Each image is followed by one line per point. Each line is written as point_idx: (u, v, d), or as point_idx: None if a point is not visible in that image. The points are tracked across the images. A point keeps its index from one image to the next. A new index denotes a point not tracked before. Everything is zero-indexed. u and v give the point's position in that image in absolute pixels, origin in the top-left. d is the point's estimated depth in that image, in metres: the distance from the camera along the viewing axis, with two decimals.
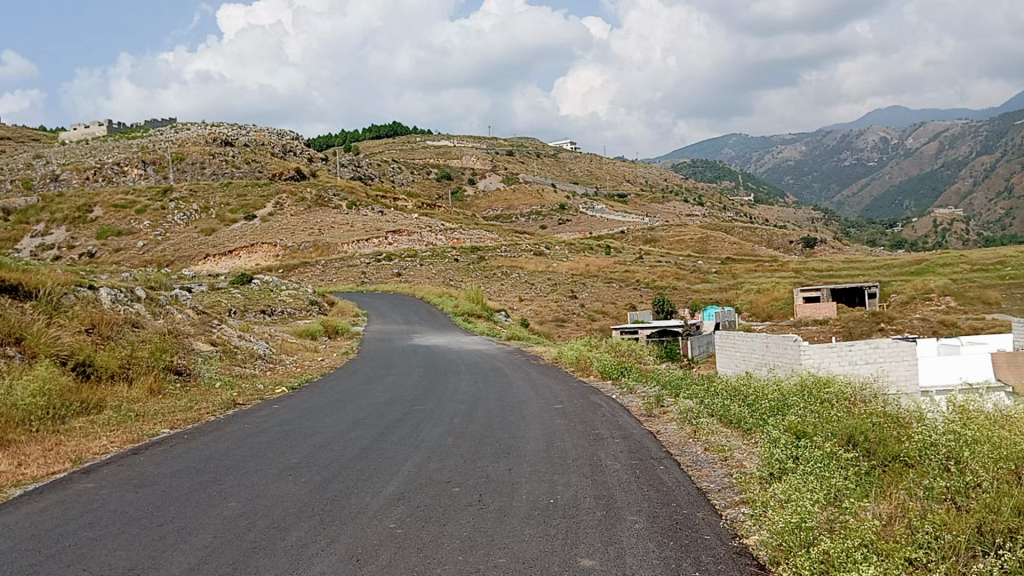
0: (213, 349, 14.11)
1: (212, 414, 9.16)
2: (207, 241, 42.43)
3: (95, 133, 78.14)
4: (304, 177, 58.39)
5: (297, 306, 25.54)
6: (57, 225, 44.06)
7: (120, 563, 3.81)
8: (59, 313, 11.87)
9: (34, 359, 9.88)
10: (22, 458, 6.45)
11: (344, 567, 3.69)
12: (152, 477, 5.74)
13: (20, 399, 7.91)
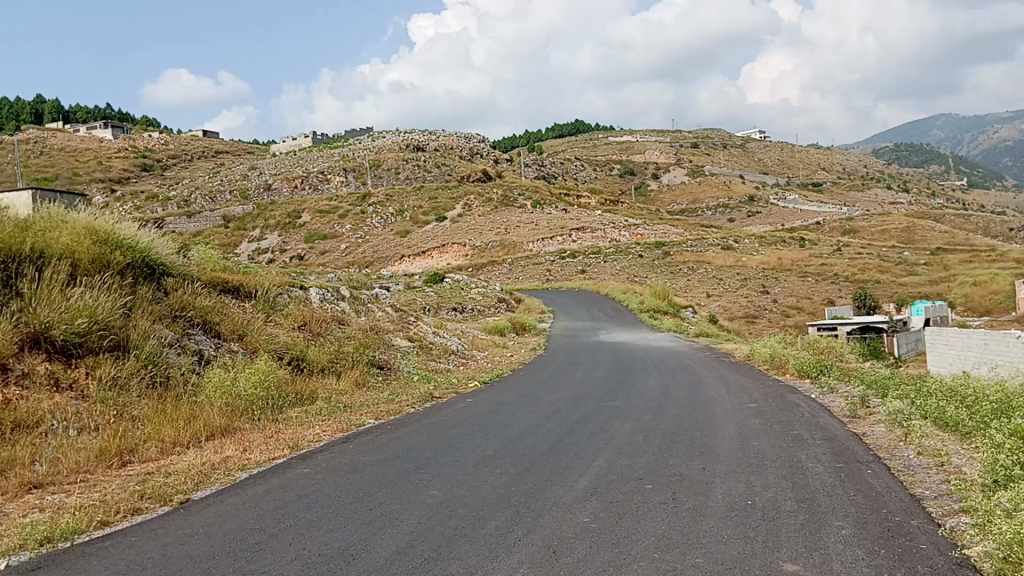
0: (410, 344, 14.88)
1: (411, 406, 9.66)
2: (403, 243, 44.63)
3: (303, 145, 84.43)
4: (491, 178, 59.98)
5: (487, 303, 26.34)
6: (270, 230, 47.96)
7: (334, 544, 4.10)
8: (276, 311, 12.97)
9: (255, 353, 10.85)
10: (247, 444, 7.11)
11: (542, 558, 3.77)
12: (360, 464, 6.12)
13: (243, 390, 8.72)
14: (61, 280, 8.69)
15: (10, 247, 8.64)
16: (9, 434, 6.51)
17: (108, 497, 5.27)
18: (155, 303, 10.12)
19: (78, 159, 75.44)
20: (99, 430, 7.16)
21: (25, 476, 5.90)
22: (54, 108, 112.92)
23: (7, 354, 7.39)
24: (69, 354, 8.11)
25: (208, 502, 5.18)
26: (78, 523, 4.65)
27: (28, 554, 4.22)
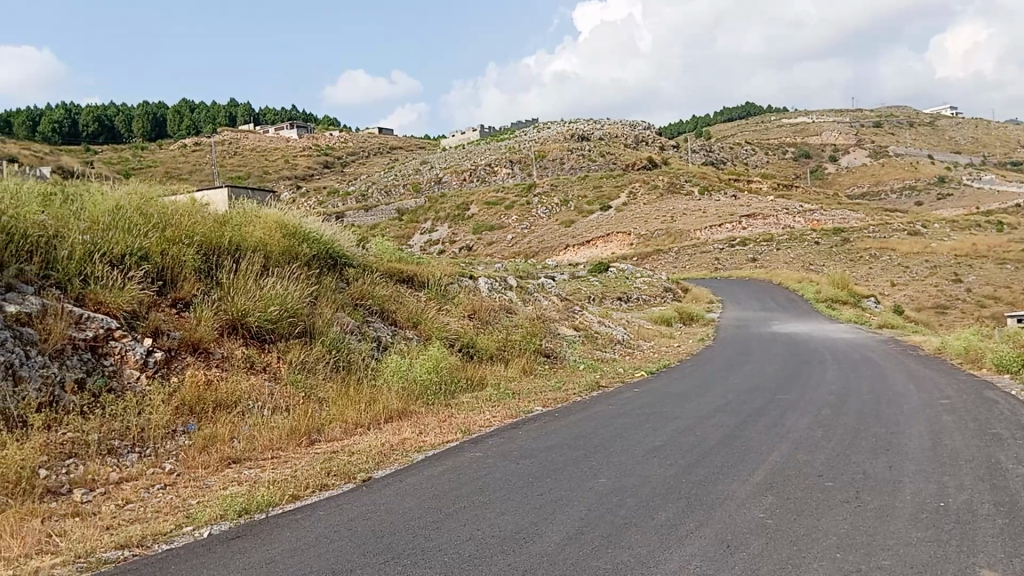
0: (576, 333, 15.00)
1: (578, 394, 9.74)
2: (568, 233, 44.77)
3: (470, 139, 86.62)
4: (657, 165, 58.90)
5: (652, 293, 26.05)
6: (441, 223, 49.59)
7: (506, 526, 4.20)
8: (447, 299, 13.45)
9: (429, 340, 11.30)
10: (423, 427, 7.41)
11: (716, 551, 3.71)
12: (531, 450, 6.23)
13: (418, 375, 9.14)
14: (255, 271, 9.39)
15: (212, 240, 9.42)
16: (212, 413, 7.14)
17: (298, 473, 5.66)
18: (338, 293, 10.75)
19: (268, 158, 81.04)
20: (289, 411, 7.69)
21: (225, 451, 6.44)
22: (245, 112, 121.87)
23: (208, 339, 8.08)
24: (263, 340, 8.77)
25: (388, 481, 5.46)
26: (272, 497, 5.02)
27: (228, 524, 4.61)
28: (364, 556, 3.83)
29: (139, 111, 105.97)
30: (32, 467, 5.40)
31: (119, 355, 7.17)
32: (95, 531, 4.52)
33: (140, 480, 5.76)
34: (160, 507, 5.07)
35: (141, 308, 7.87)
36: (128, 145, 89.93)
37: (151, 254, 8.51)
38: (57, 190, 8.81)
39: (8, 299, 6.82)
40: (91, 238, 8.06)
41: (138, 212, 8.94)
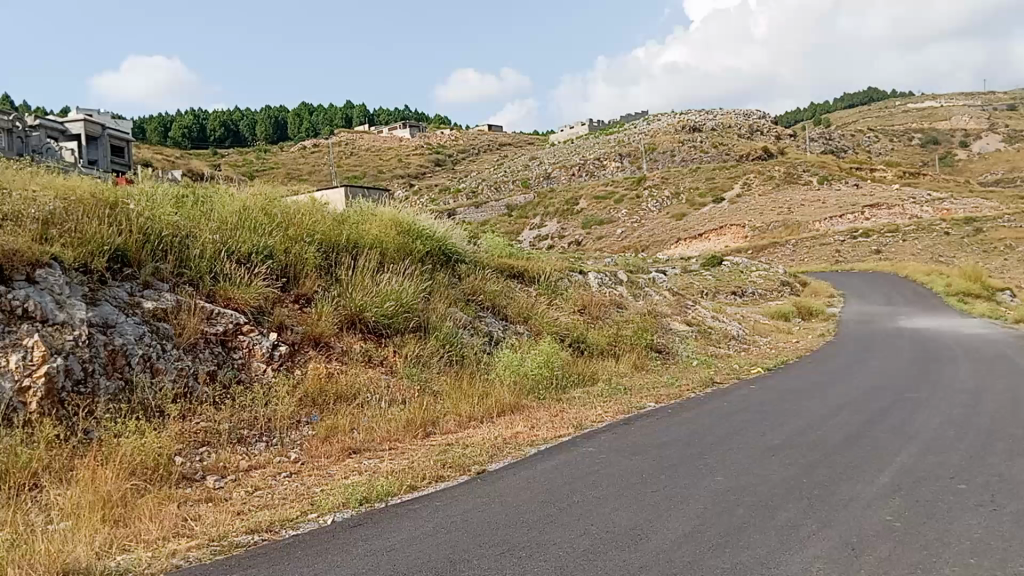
0: (689, 328, 14.79)
1: (692, 390, 9.61)
2: (680, 226, 44.04)
3: (579, 133, 86.39)
4: (774, 154, 57.06)
5: (769, 287, 25.34)
6: (550, 218, 49.72)
7: (621, 522, 4.19)
8: (559, 295, 13.50)
9: (540, 335, 11.38)
10: (535, 421, 7.47)
11: (839, 554, 3.58)
12: (645, 446, 6.19)
13: (530, 369, 9.22)
14: (372, 267, 9.68)
15: (331, 238, 9.76)
16: (333, 405, 7.42)
17: (414, 464, 5.81)
18: (451, 288, 10.96)
19: (382, 157, 83.31)
20: (405, 403, 7.90)
21: (346, 442, 6.69)
22: (361, 113, 125.62)
23: (329, 334, 8.39)
24: (380, 334, 9.04)
25: (502, 473, 5.54)
26: (390, 487, 5.17)
27: (350, 511, 4.79)
28: (480, 547, 3.90)
29: (262, 115, 110.93)
30: (170, 454, 5.75)
31: (247, 348, 7.54)
32: (226, 516, 4.78)
33: (267, 469, 6.04)
34: (286, 494, 5.31)
35: (266, 304, 8.25)
36: (253, 148, 94.38)
37: (275, 253, 8.91)
38: (189, 191, 9.31)
39: (146, 296, 7.28)
40: (220, 238, 8.50)
41: (263, 212, 9.35)
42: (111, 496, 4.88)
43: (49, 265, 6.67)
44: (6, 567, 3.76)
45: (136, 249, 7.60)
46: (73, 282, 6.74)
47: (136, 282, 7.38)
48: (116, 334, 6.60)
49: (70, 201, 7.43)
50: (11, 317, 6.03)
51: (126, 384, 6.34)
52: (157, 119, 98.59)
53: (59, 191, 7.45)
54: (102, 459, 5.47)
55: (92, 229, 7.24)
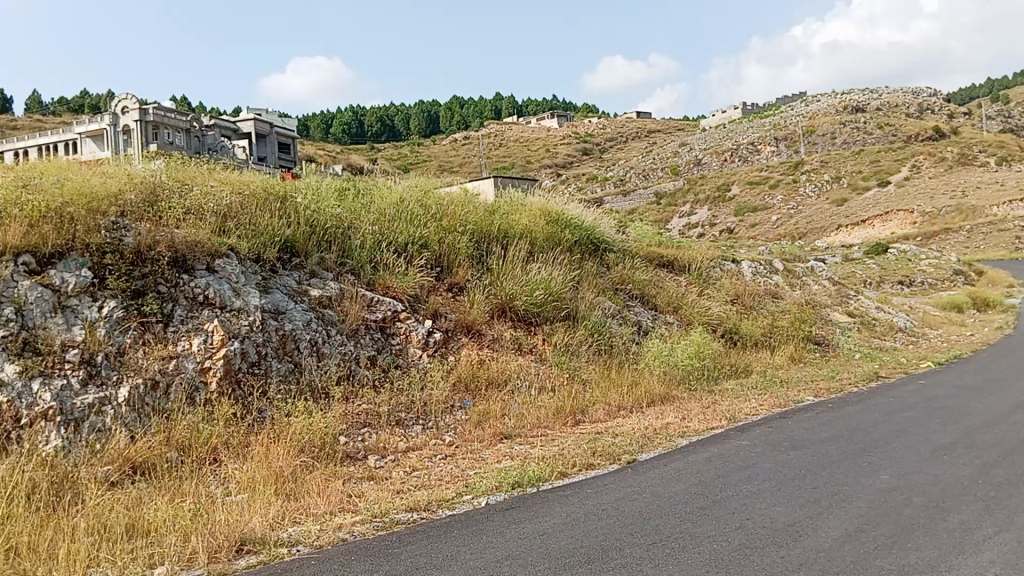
0: (851, 320, 14.11)
1: (854, 384, 9.18)
2: (840, 212, 41.89)
3: (732, 117, 83.75)
4: (946, 134, 53.17)
5: (940, 276, 23.70)
6: (701, 205, 48.58)
7: (778, 518, 4.07)
8: (710, 284, 13.22)
9: (690, 325, 11.20)
10: (686, 412, 7.37)
11: (1018, 561, 3.34)
12: (803, 441, 5.96)
13: (680, 359, 9.09)
14: (522, 257, 9.83)
15: (483, 228, 9.98)
16: (485, 390, 7.61)
17: (565, 451, 5.88)
18: (599, 277, 10.96)
19: (531, 147, 84.24)
20: (554, 391, 7.99)
21: (497, 427, 6.84)
22: (511, 103, 127.24)
23: (480, 322, 8.59)
24: (530, 322, 9.17)
25: (653, 464, 5.50)
26: (542, 473, 5.26)
27: (504, 494, 4.91)
28: (632, 536, 3.90)
29: (415, 108, 114.71)
30: (334, 434, 6.08)
31: (404, 335, 7.86)
32: (386, 493, 5.01)
33: (423, 450, 6.28)
34: (441, 475, 5.51)
35: (421, 292, 8.54)
36: (407, 142, 97.76)
37: (430, 243, 9.21)
38: (350, 184, 9.75)
39: (313, 285, 7.72)
40: (379, 229, 8.88)
41: (418, 204, 9.68)
42: (283, 471, 5.22)
43: (227, 256, 7.21)
44: (192, 534, 4.12)
45: (302, 240, 8.08)
46: (247, 271, 7.26)
47: (302, 271, 7.84)
48: (286, 320, 7.04)
49: (244, 195, 7.97)
50: (193, 303, 6.57)
51: (294, 367, 6.75)
52: (319, 116, 104.07)
53: (235, 186, 8.02)
54: (274, 436, 5.87)
55: (264, 222, 7.76)
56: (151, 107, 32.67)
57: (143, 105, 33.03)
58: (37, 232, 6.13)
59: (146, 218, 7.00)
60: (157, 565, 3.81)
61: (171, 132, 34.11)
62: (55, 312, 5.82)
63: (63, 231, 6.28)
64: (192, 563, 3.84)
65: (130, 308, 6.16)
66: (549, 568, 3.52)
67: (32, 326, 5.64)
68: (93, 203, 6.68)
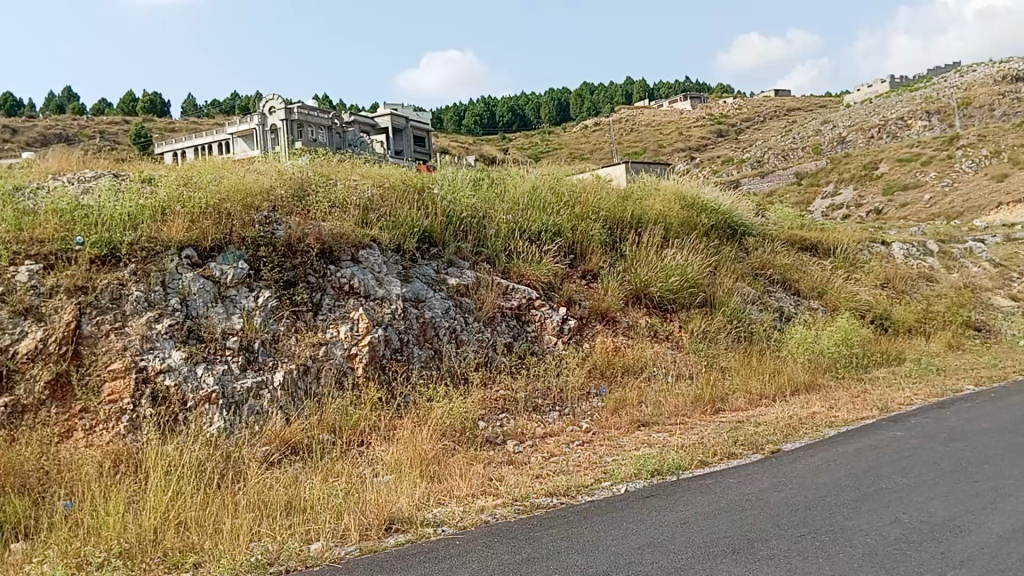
0: (1016, 304, 13.11)
1: (1021, 373, 8.52)
2: (1002, 187, 38.66)
3: (879, 91, 79.17)
4: None
5: None
6: (845, 185, 46.31)
7: (937, 513, 3.85)
8: (857, 268, 12.64)
9: (836, 311, 10.74)
10: (834, 402, 7.09)
11: None
12: (962, 433, 5.61)
13: (827, 347, 8.73)
14: (656, 243, 9.71)
15: (616, 215, 9.92)
16: (621, 377, 7.58)
17: (706, 440, 5.77)
18: (738, 262, 10.67)
19: (663, 131, 82.70)
20: (692, 378, 7.86)
21: (634, 414, 6.80)
22: (642, 87, 125.43)
23: (615, 309, 8.55)
24: (666, 309, 9.04)
25: (798, 455, 5.32)
26: (682, 461, 5.19)
27: (643, 482, 4.89)
28: (779, 528, 3.80)
29: (546, 97, 115.05)
30: (473, 419, 6.22)
31: (539, 322, 7.93)
32: (526, 478, 5.09)
33: (560, 437, 6.33)
34: (579, 462, 5.53)
35: (556, 280, 8.57)
36: (538, 130, 98.12)
37: (563, 230, 9.23)
38: (484, 174, 9.91)
39: (450, 273, 7.92)
40: (513, 218, 8.97)
41: (551, 191, 9.74)
42: (426, 454, 5.38)
43: (369, 247, 7.50)
44: (344, 512, 4.33)
45: (440, 230, 8.29)
46: (389, 261, 7.53)
47: (441, 260, 8.05)
48: (426, 308, 7.25)
49: (384, 188, 8.28)
50: (340, 293, 6.88)
51: (435, 353, 6.96)
52: (451, 109, 106.17)
53: (375, 180, 8.33)
54: (417, 420, 6.07)
55: (403, 213, 8.01)
56: (295, 106, 34.26)
57: (288, 104, 34.69)
58: (198, 228, 6.59)
59: (296, 212, 7.38)
60: (313, 541, 4.02)
61: (314, 130, 35.65)
62: (216, 301, 6.24)
63: (221, 226, 6.72)
64: (346, 539, 4.03)
65: (283, 298, 6.53)
66: (692, 556, 3.48)
67: (195, 315, 6.06)
68: (247, 200, 7.12)
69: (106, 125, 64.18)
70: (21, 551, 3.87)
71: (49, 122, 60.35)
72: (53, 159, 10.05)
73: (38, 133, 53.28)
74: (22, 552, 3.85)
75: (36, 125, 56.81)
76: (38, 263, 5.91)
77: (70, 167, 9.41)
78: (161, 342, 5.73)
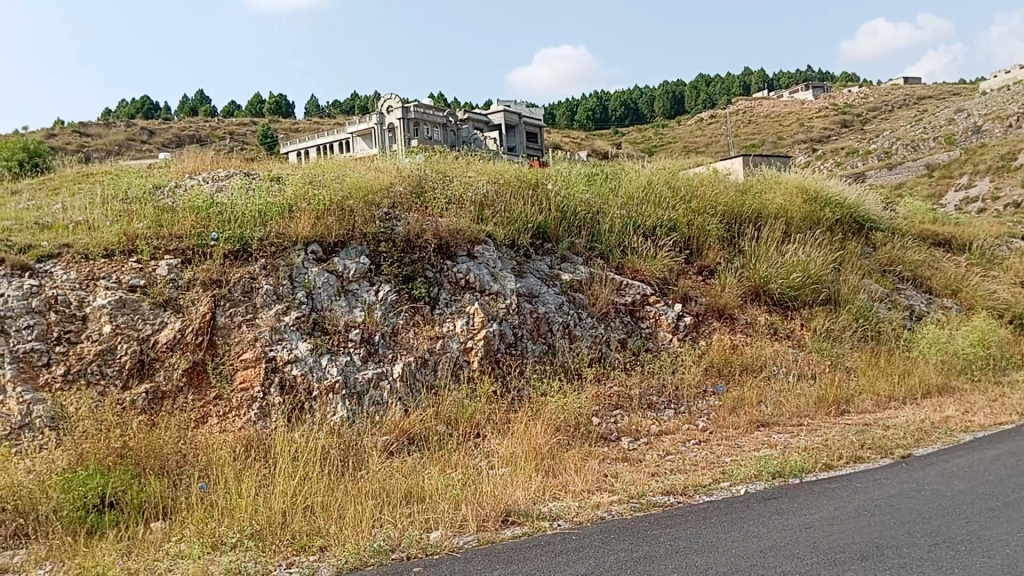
0: None
1: None
2: None
3: (1020, 76, 73.91)
4: None
5: None
6: (981, 176, 43.35)
7: None
8: (995, 265, 11.90)
9: (972, 310, 10.15)
10: (970, 405, 6.69)
11: None
12: None
13: (961, 347, 8.25)
14: (777, 238, 9.42)
15: (735, 209, 9.68)
16: (739, 375, 7.40)
17: (831, 442, 5.56)
18: (864, 258, 10.23)
19: (783, 122, 80.06)
20: (816, 379, 7.58)
21: (754, 414, 6.62)
22: (760, 78, 121.71)
23: (733, 306, 8.34)
24: (787, 306, 8.77)
25: (931, 460, 5.05)
26: (805, 464, 5.02)
27: (763, 484, 4.76)
28: (910, 535, 3.62)
29: (660, 90, 113.27)
30: (588, 415, 6.21)
31: (654, 318, 7.83)
32: (641, 476, 5.04)
33: (676, 435, 6.24)
34: (697, 461, 5.43)
35: (671, 276, 8.44)
36: (651, 124, 96.76)
37: (678, 225, 9.08)
38: (598, 169, 9.86)
39: (564, 269, 7.93)
40: (627, 213, 8.90)
41: (667, 185, 9.59)
42: (541, 448, 5.41)
43: (485, 242, 7.60)
44: (462, 503, 4.41)
45: (554, 225, 8.31)
46: (503, 257, 7.62)
47: (555, 256, 8.07)
48: (540, 304, 7.29)
49: (499, 184, 8.36)
50: (456, 288, 7.01)
51: (549, 349, 6.99)
52: (564, 104, 106.15)
53: (491, 176, 8.42)
54: (532, 414, 6.11)
55: (517, 210, 8.07)
56: (411, 105, 34.95)
57: (405, 103, 35.42)
58: (322, 224, 6.85)
59: (414, 208, 7.56)
60: (432, 529, 4.12)
61: (430, 127, 36.41)
62: (339, 295, 6.47)
63: (344, 222, 6.96)
64: (464, 529, 4.11)
65: (401, 292, 6.72)
66: (818, 561, 3.36)
67: (320, 308, 6.30)
68: (368, 197, 7.35)
69: (234, 126, 67.31)
70: (162, 530, 4.13)
71: (183, 124, 63.79)
72: (189, 159, 10.64)
73: (174, 135, 56.39)
74: (162, 530, 4.10)
75: (172, 128, 60.18)
76: (176, 258, 6.28)
77: (204, 167, 9.95)
78: (289, 333, 5.99)
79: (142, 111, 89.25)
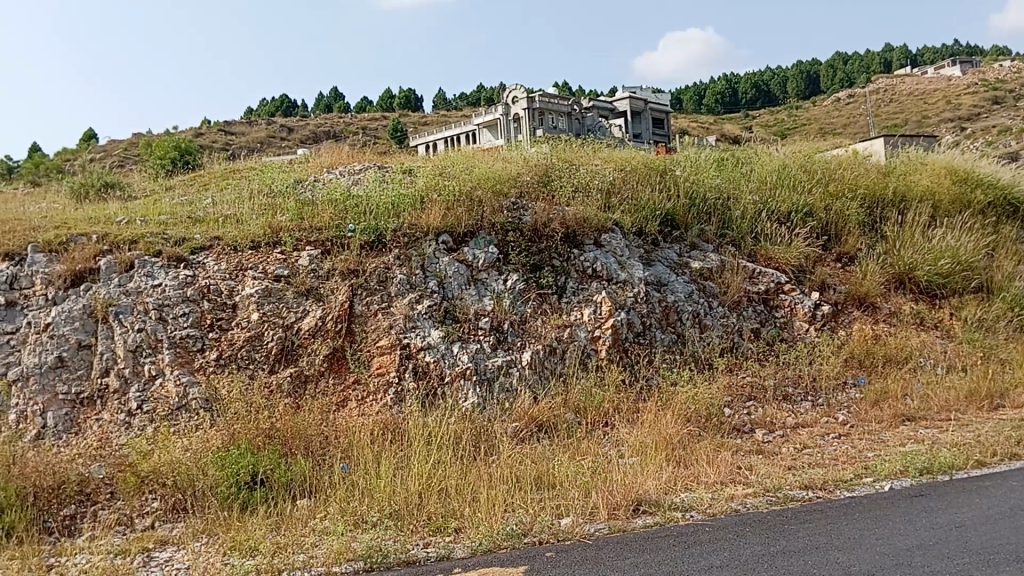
0: None
1: None
2: None
3: None
4: None
5: None
6: None
7: None
8: None
9: None
10: None
11: None
12: None
13: None
14: (923, 221, 8.90)
15: (875, 192, 9.22)
16: (882, 367, 7.06)
17: (984, 439, 5.22)
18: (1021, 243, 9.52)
19: (929, 100, 75.12)
20: (967, 371, 7.12)
21: (897, 408, 6.30)
22: (903, 54, 114.82)
23: (874, 294, 7.95)
24: (934, 295, 8.28)
25: None
26: (956, 461, 4.74)
27: (910, 480, 4.53)
28: None
29: (793, 71, 108.83)
30: (720, 405, 6.08)
31: (789, 307, 7.57)
32: (777, 469, 4.90)
33: (814, 428, 6.02)
34: (836, 455, 5.23)
35: (807, 263, 8.13)
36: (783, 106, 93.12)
37: (815, 210, 8.73)
38: (729, 154, 9.61)
39: (693, 257, 7.79)
40: (759, 198, 8.63)
41: (802, 169, 9.24)
42: (671, 438, 5.34)
43: (612, 231, 7.56)
44: (593, 491, 4.43)
45: (683, 212, 8.17)
46: (631, 245, 7.55)
47: (683, 244, 7.94)
48: (669, 292, 7.19)
49: (626, 171, 8.29)
50: (584, 277, 7.01)
51: (678, 338, 6.89)
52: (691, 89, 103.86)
53: (617, 164, 8.35)
54: (662, 404, 6.04)
55: (645, 197, 7.99)
56: (536, 95, 35.10)
57: (530, 94, 35.62)
58: (453, 214, 7.01)
59: (541, 198, 7.62)
60: (563, 515, 4.15)
61: (555, 117, 36.43)
62: (469, 284, 6.59)
63: (473, 213, 7.09)
64: (595, 517, 4.13)
65: (530, 281, 6.78)
66: (970, 562, 3.18)
67: (451, 296, 6.44)
68: (497, 187, 7.45)
69: (366, 121, 69.58)
70: (307, 507, 4.34)
71: (320, 120, 66.56)
72: (327, 154, 11.10)
73: (311, 131, 58.84)
74: (307, 508, 4.32)
75: (310, 124, 62.85)
76: (317, 249, 6.57)
77: (340, 161, 10.35)
78: (422, 321, 6.17)
79: (281, 109, 93.68)
